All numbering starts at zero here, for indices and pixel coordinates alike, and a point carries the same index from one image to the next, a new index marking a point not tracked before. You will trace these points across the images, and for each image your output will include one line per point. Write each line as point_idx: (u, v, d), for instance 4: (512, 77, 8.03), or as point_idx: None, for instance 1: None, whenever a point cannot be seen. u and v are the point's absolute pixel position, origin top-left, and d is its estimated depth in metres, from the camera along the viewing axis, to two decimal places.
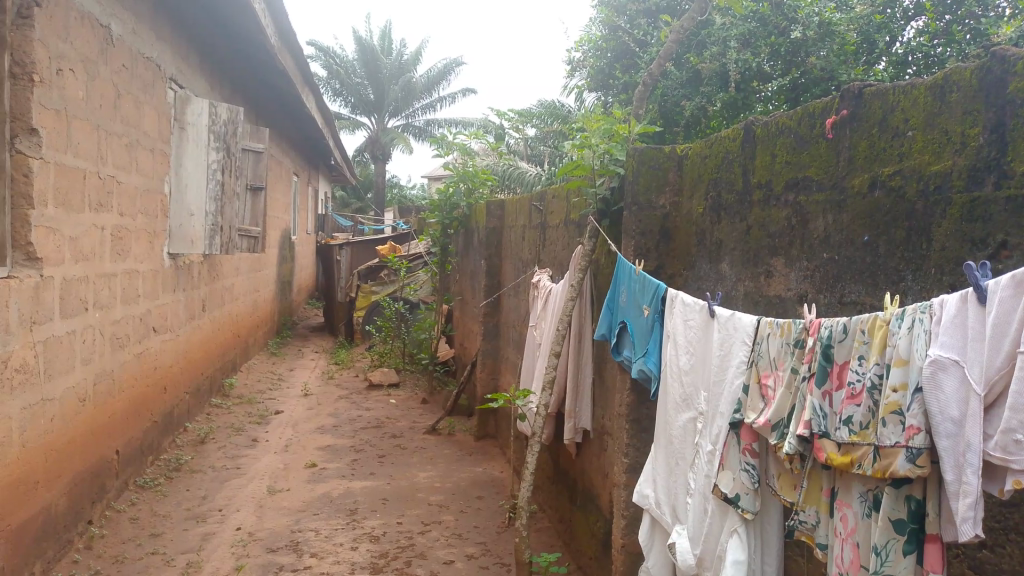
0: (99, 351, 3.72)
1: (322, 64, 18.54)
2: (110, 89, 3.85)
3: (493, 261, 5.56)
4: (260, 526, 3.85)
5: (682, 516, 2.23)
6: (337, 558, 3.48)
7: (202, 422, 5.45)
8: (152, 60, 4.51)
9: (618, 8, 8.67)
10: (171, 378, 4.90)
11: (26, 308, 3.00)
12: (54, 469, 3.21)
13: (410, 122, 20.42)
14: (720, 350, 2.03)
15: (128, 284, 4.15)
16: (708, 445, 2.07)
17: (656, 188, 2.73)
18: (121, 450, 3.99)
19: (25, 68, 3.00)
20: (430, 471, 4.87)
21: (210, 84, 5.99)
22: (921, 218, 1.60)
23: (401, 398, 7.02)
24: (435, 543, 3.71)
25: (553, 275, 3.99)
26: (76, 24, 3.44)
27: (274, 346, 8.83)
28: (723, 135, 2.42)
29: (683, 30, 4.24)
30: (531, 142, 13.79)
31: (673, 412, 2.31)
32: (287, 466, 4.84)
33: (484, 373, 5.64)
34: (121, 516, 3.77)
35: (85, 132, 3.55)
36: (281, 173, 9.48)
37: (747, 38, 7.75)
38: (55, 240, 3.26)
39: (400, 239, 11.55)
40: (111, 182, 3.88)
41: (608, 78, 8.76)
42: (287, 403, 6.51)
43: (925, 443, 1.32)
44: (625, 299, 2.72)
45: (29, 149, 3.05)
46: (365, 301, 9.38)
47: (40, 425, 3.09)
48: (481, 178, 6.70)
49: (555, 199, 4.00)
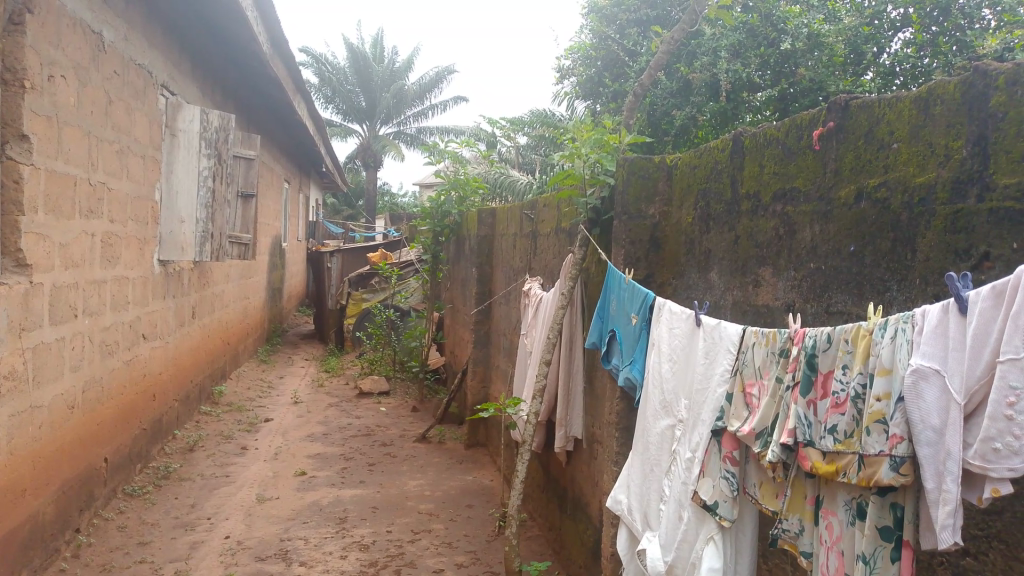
0: (88, 358, 3.71)
1: (313, 71, 18.55)
2: (101, 95, 3.85)
3: (484, 268, 5.57)
4: (249, 534, 3.84)
5: (654, 523, 2.25)
6: (327, 567, 3.47)
7: (191, 430, 5.43)
8: (143, 67, 4.50)
9: (608, 17, 8.73)
10: (160, 386, 4.88)
11: (15, 315, 3.00)
12: (43, 476, 3.20)
13: (402, 129, 20.45)
14: (705, 358, 2.05)
15: (118, 290, 4.14)
16: (686, 452, 2.08)
17: (646, 197, 2.76)
18: (110, 458, 3.98)
19: (15, 74, 3.01)
20: (421, 479, 4.87)
21: (201, 90, 6.00)
22: (906, 228, 1.62)
23: (391, 405, 7.01)
24: (425, 551, 3.71)
25: (544, 283, 4.01)
26: (67, 30, 3.44)
27: (263, 353, 8.79)
28: (711, 146, 2.44)
29: (673, 41, 4.27)
30: (523, 149, 13.82)
31: (653, 419, 2.32)
32: (277, 474, 4.83)
33: (475, 381, 5.64)
34: (109, 525, 3.75)
35: (76, 138, 3.54)
36: (272, 180, 9.46)
37: (737, 48, 7.79)
38: (44, 246, 3.25)
39: (392, 247, 11.55)
40: (101, 188, 3.87)
41: (597, 87, 8.89)
42: (278, 411, 6.49)
43: (907, 452, 1.34)
44: (614, 308, 2.73)
45: (19, 154, 3.04)
46: (356, 308, 9.37)
47: (28, 432, 3.08)
48: (472, 186, 6.71)
49: (546, 207, 4.02)
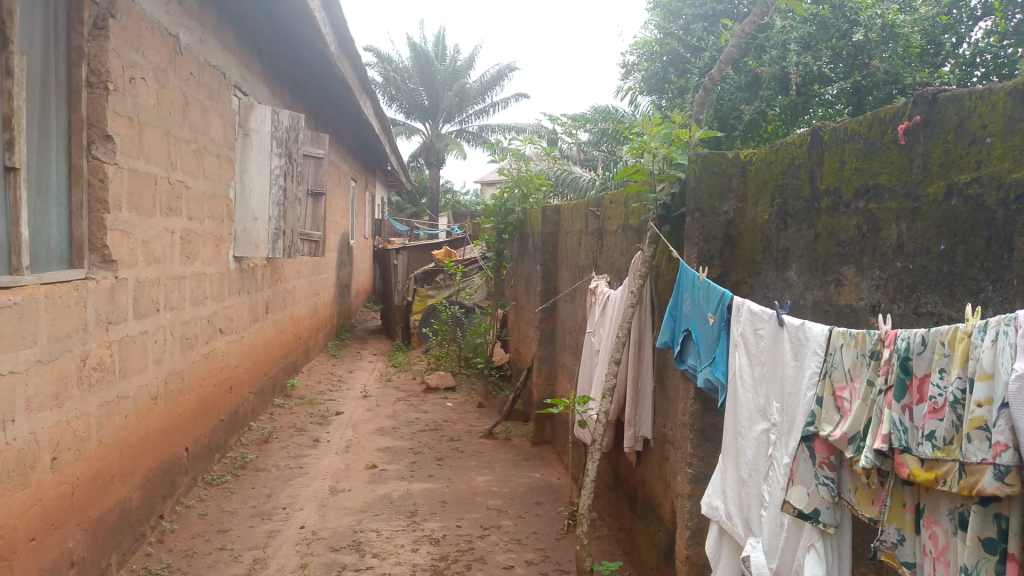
0: (170, 351, 3.84)
1: (379, 71, 18.82)
2: (179, 96, 3.99)
3: (549, 265, 5.54)
4: (324, 525, 3.92)
5: (756, 529, 2.20)
6: (399, 559, 3.52)
7: (265, 422, 5.59)
8: (218, 69, 4.64)
9: (673, 12, 8.65)
10: (236, 378, 5.03)
11: (103, 309, 3.13)
12: (130, 464, 3.34)
13: (464, 127, 20.64)
14: (793, 361, 2.01)
15: (197, 286, 4.27)
16: (784, 457, 2.04)
17: (719, 194, 2.71)
18: (190, 448, 4.12)
19: (100, 77, 3.14)
20: (488, 475, 4.89)
21: (272, 90, 6.13)
22: (1003, 227, 1.55)
23: (457, 401, 7.07)
24: (495, 547, 3.73)
25: (611, 281, 3.98)
26: (148, 33, 3.58)
27: (333, 348, 8.97)
28: (788, 141, 2.38)
29: (745, 33, 4.17)
30: (584, 145, 13.69)
31: (746, 425, 2.27)
32: (348, 466, 4.92)
33: (541, 380, 5.61)
34: (190, 512, 3.89)
35: (156, 139, 3.68)
36: (339, 179, 9.64)
37: (807, 41, 7.57)
38: (128, 242, 3.38)
39: (456, 244, 11.63)
40: (180, 187, 4.00)
41: (663, 82, 8.70)
42: (348, 404, 6.61)
43: (1014, 461, 1.28)
44: (689, 307, 2.70)
45: (104, 155, 3.17)
46: (421, 305, 9.46)
47: (115, 421, 3.21)
48: (536, 183, 6.66)
49: (613, 204, 3.98)
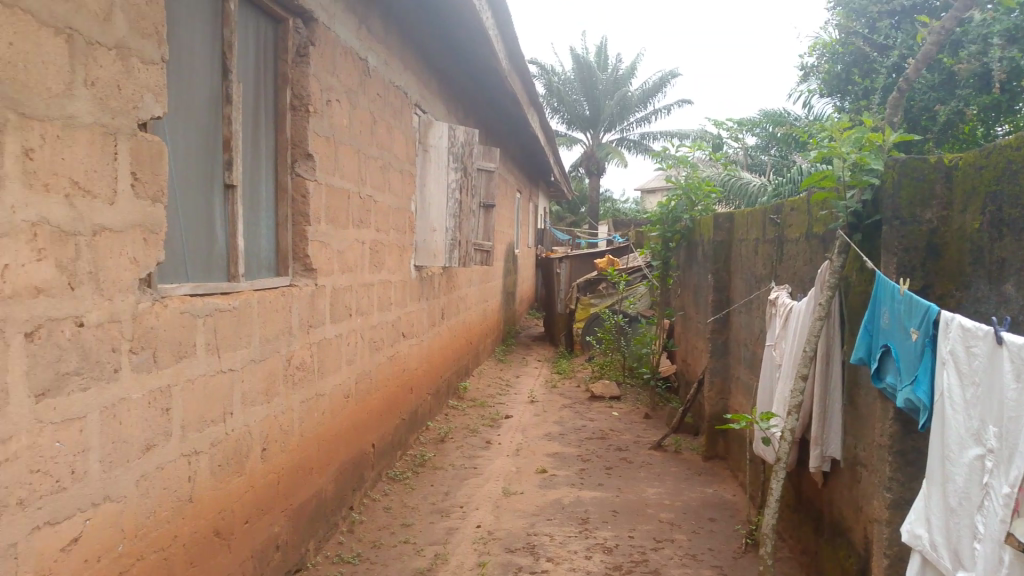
0: (360, 353, 4.12)
1: (542, 83, 19.21)
2: (368, 116, 4.27)
3: (721, 274, 5.40)
4: (499, 526, 4.04)
5: (968, 562, 2.03)
6: (573, 565, 3.56)
7: (441, 422, 5.86)
8: (401, 88, 4.92)
9: (856, 10, 8.13)
10: (416, 380, 5.30)
11: (305, 313, 3.40)
12: (326, 457, 3.61)
13: (625, 136, 20.58)
14: (1015, 383, 1.84)
15: (382, 292, 4.55)
16: (1005, 487, 1.88)
17: (920, 201, 2.52)
18: (376, 444, 4.39)
19: (302, 101, 3.42)
20: (659, 488, 4.83)
21: (448, 107, 6.43)
22: None
23: (624, 411, 7.04)
24: (669, 561, 3.68)
25: (792, 291, 3.82)
26: (342, 58, 3.86)
27: (500, 353, 9.24)
28: (1002, 143, 2.19)
29: (945, 28, 3.88)
30: (751, 150, 13.21)
31: (955, 450, 2.10)
32: (520, 470, 5.04)
33: (713, 394, 5.40)
34: (376, 505, 4.14)
35: (349, 156, 3.96)
36: (506, 190, 9.93)
37: (1012, 33, 6.74)
38: (326, 252, 3.66)
39: (620, 253, 11.53)
40: (369, 200, 4.29)
41: (845, 84, 8.26)
42: (517, 409, 6.77)
43: None
44: (886, 321, 2.53)
45: (306, 172, 3.46)
46: (585, 313, 9.49)
47: (314, 416, 3.48)
48: (705, 190, 6.49)
49: (794, 211, 3.82)
